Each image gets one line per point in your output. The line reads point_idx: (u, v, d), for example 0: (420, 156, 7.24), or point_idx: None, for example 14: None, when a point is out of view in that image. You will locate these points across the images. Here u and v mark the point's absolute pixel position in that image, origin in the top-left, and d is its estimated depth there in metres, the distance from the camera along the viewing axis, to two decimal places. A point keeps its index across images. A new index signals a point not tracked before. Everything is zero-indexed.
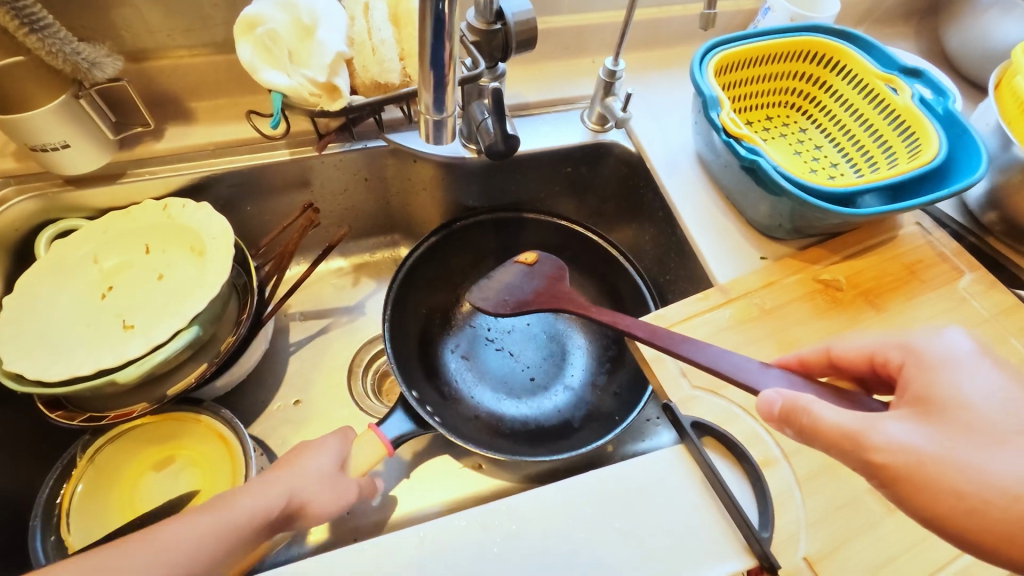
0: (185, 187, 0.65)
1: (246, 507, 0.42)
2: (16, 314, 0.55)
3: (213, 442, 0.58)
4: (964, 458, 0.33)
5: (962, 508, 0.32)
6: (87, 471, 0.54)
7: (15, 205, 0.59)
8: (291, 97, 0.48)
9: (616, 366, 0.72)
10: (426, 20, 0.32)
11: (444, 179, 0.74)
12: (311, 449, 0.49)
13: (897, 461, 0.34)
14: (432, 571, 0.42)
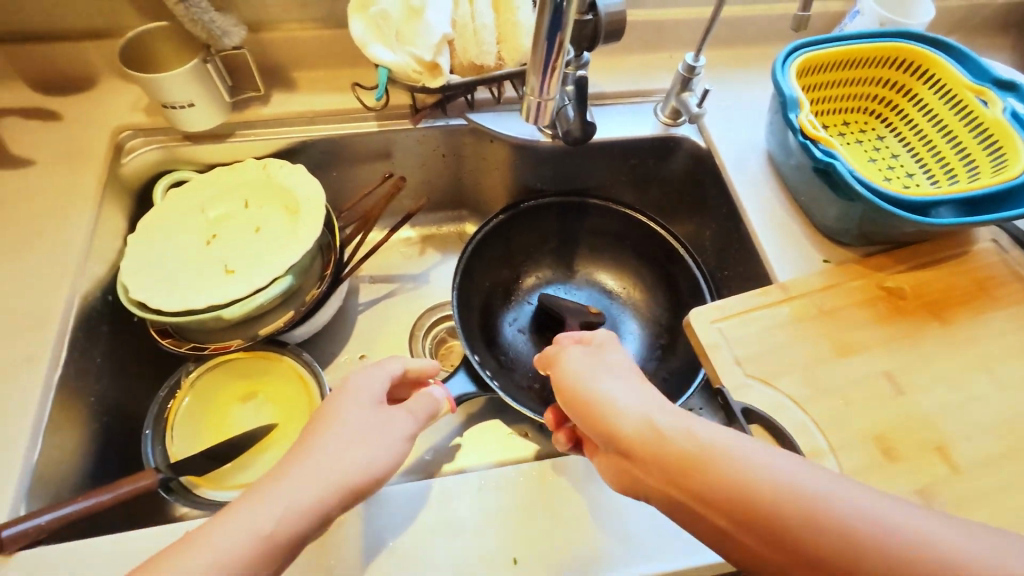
0: (283, 149, 0.71)
1: (304, 497, 0.37)
2: (138, 251, 0.62)
3: (291, 383, 0.64)
4: (631, 413, 0.39)
5: (643, 457, 0.37)
6: (185, 396, 0.61)
7: (141, 154, 0.66)
8: (395, 73, 0.53)
9: (667, 353, 0.76)
10: (545, 12, 0.35)
11: (515, 159, 0.77)
12: (354, 389, 0.46)
13: (605, 422, 0.40)
14: (489, 513, 0.46)
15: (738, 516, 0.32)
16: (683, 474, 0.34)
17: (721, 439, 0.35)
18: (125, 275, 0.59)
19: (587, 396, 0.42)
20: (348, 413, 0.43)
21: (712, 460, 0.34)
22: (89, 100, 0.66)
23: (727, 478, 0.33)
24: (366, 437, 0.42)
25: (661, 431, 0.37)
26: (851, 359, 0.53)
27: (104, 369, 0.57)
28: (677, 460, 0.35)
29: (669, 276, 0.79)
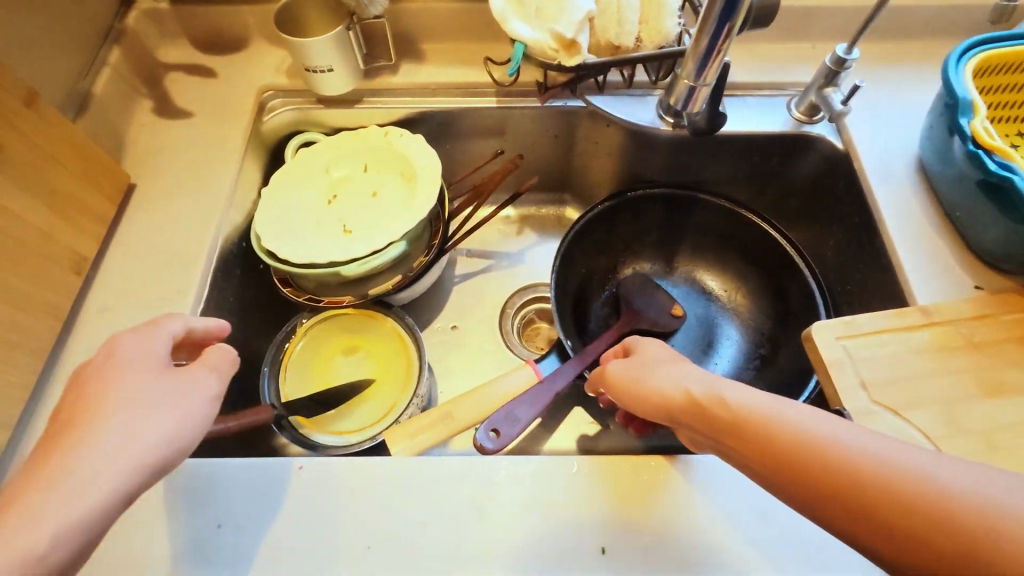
0: (405, 118, 0.73)
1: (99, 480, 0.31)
2: (270, 204, 0.67)
3: (390, 341, 0.68)
4: (659, 370, 0.42)
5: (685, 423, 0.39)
6: (297, 342, 0.66)
7: (280, 114, 0.70)
8: (531, 49, 0.52)
9: (766, 365, 0.72)
10: (718, 4, 0.40)
11: (628, 146, 0.75)
12: (128, 343, 0.38)
13: (632, 380, 0.44)
14: (582, 498, 0.46)
15: (745, 449, 0.34)
16: (701, 414, 0.37)
17: (734, 386, 0.37)
18: (259, 225, 0.64)
19: (630, 385, 0.44)
20: (122, 390, 0.35)
21: (725, 401, 0.36)
22: (240, 60, 0.71)
23: (733, 411, 0.35)
24: (143, 429, 0.34)
25: (688, 381, 0.40)
26: (1001, 400, 0.47)
27: (235, 309, 0.62)
28: (692, 402, 0.38)
29: (779, 284, 0.74)
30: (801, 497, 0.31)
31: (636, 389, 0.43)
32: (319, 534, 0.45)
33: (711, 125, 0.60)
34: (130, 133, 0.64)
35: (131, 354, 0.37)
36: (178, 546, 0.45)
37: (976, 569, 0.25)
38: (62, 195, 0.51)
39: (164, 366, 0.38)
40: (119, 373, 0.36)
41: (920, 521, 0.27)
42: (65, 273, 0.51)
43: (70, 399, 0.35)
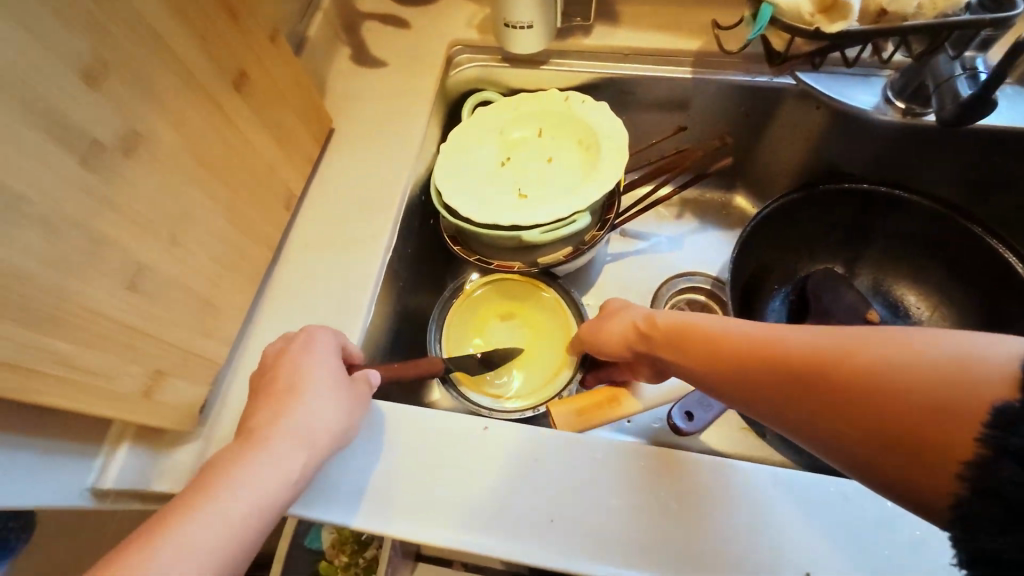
0: (587, 84, 0.70)
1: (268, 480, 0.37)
2: (447, 159, 0.65)
3: (549, 315, 0.66)
4: (659, 314, 0.47)
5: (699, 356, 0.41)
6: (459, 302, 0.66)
7: (465, 71, 0.70)
8: (783, 12, 0.47)
9: None
10: None
11: (833, 133, 0.67)
12: (313, 350, 0.44)
13: (636, 328, 0.49)
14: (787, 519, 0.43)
15: (748, 372, 0.36)
16: (710, 347, 0.40)
17: (721, 322, 0.40)
18: (438, 181, 0.64)
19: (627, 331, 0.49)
20: (317, 400, 0.41)
21: (728, 336, 0.39)
22: (432, 14, 0.71)
23: (741, 339, 0.38)
24: (315, 434, 0.40)
25: (670, 321, 0.45)
26: None
27: (410, 260, 0.62)
28: (698, 339, 0.41)
29: (993, 308, 0.65)
30: (800, 406, 0.33)
31: (643, 335, 0.48)
32: (486, 496, 0.45)
33: (959, 118, 0.50)
34: (330, 79, 0.67)
35: (319, 355, 0.44)
36: (350, 484, 0.46)
37: (950, 442, 0.26)
38: (284, 132, 0.54)
39: (339, 377, 0.43)
40: (300, 398, 0.41)
41: (879, 396, 0.29)
42: (279, 207, 0.54)
43: (253, 415, 0.40)
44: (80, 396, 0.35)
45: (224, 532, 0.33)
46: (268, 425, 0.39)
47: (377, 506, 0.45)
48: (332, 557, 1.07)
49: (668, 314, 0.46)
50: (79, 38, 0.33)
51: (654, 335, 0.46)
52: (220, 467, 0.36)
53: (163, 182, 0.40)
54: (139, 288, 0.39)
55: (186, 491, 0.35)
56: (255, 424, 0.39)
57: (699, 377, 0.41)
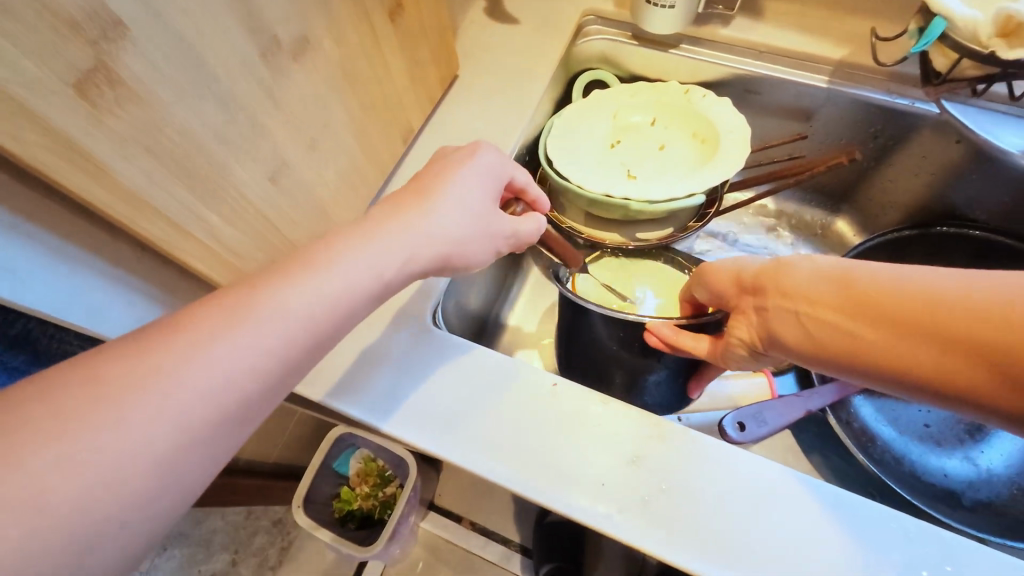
0: (711, 75, 0.68)
1: (355, 286, 0.33)
2: (560, 125, 0.65)
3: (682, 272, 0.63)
4: (793, 257, 0.42)
5: (845, 309, 0.36)
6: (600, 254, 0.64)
7: (592, 42, 0.70)
8: (955, 30, 0.44)
9: None
10: None
11: (963, 171, 0.62)
12: (466, 165, 0.41)
13: (759, 271, 0.44)
14: (824, 537, 0.41)
15: (919, 328, 0.32)
16: (865, 297, 0.35)
17: (886, 273, 0.36)
18: (548, 142, 0.64)
19: (746, 274, 0.45)
20: (448, 210, 0.39)
21: (892, 286, 0.34)
22: None
23: (923, 292, 0.33)
24: (443, 239, 0.38)
25: (816, 270, 0.39)
26: None
27: None
28: (846, 286, 0.37)
29: None
30: (989, 367, 0.30)
31: (767, 277, 0.43)
32: (527, 434, 0.46)
33: None
34: (464, 28, 0.69)
35: (471, 169, 0.41)
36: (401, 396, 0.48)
37: None
38: (418, 67, 0.56)
39: (486, 206, 0.41)
40: (449, 189, 0.39)
41: None
42: (398, 138, 0.56)
43: (383, 207, 0.38)
44: (212, 264, 0.39)
45: (311, 316, 0.31)
46: (386, 223, 0.36)
47: (418, 422, 0.47)
48: (354, 484, 1.14)
49: (814, 261, 0.40)
50: None
51: (780, 279, 0.41)
52: (322, 248, 0.33)
53: (315, 88, 0.43)
54: (277, 181, 0.42)
55: (288, 259, 0.33)
56: (372, 216, 0.36)
57: (839, 334, 0.37)
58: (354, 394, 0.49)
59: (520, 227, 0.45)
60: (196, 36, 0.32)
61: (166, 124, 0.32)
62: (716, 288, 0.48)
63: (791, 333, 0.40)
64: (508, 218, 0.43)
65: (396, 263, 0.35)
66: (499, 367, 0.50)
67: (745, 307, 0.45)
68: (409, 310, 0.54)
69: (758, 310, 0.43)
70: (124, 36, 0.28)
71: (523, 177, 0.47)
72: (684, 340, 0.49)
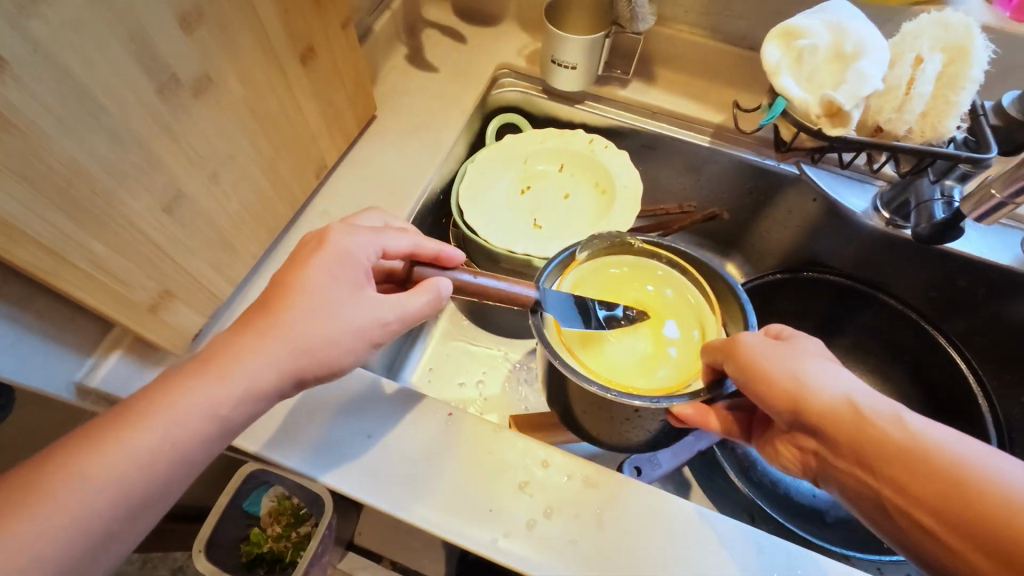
0: (612, 131, 0.75)
1: (215, 404, 0.35)
2: (474, 171, 0.70)
3: (703, 302, 0.50)
4: (886, 416, 0.34)
5: (938, 518, 0.31)
6: (598, 249, 0.54)
7: (506, 93, 0.76)
8: (792, 107, 0.53)
9: None
10: None
11: (822, 225, 0.72)
12: (338, 255, 0.40)
13: (834, 418, 0.36)
14: (698, 551, 0.45)
15: None
16: (993, 522, 0.29)
17: (1002, 495, 0.30)
18: (461, 188, 0.69)
19: (813, 400, 0.37)
20: (312, 315, 0.38)
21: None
22: (489, 37, 0.77)
23: None
24: (312, 344, 0.37)
25: (918, 456, 0.32)
26: None
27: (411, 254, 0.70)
28: (956, 495, 0.31)
29: (944, 418, 0.69)
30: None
31: (842, 430, 0.35)
32: (442, 477, 0.48)
33: (931, 238, 0.58)
34: (384, 73, 0.73)
35: (328, 265, 0.39)
36: (323, 439, 0.49)
37: None
38: (332, 108, 0.58)
39: (346, 299, 0.39)
40: (308, 296, 0.38)
41: None
42: (310, 173, 0.58)
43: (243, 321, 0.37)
44: (97, 293, 0.39)
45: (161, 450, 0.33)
46: (246, 340, 0.36)
47: (337, 464, 0.48)
48: (266, 525, 1.08)
49: (913, 432, 0.33)
50: None
51: (881, 448, 0.34)
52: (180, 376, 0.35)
53: (218, 127, 0.44)
54: (173, 212, 0.42)
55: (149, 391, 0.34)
56: (233, 333, 0.37)
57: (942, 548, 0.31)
58: (271, 435, 0.49)
59: (400, 306, 0.41)
60: (86, 72, 0.33)
61: (48, 153, 0.32)
62: (762, 406, 0.39)
63: (857, 498, 0.36)
64: (386, 302, 0.40)
65: (256, 378, 0.36)
66: (421, 411, 0.51)
67: (809, 447, 0.39)
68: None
69: (835, 469, 0.37)
70: (2, 71, 0.29)
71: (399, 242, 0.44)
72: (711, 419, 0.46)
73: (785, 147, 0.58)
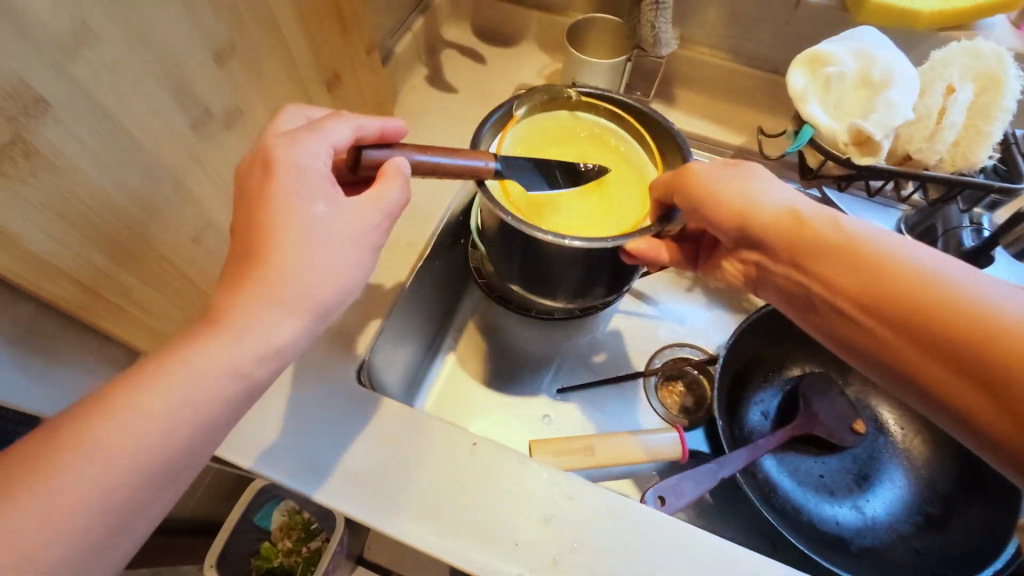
0: None
1: (207, 390, 0.31)
2: None
3: (647, 159, 0.57)
4: (823, 216, 0.41)
5: (832, 275, 0.39)
6: (535, 107, 0.58)
7: None
8: (818, 134, 0.52)
9: (930, 527, 0.65)
10: None
11: None
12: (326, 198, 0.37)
13: (778, 222, 0.43)
14: None
15: (949, 355, 0.33)
16: (923, 311, 0.34)
17: (905, 259, 0.36)
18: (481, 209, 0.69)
19: (778, 223, 0.43)
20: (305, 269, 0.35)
21: (1001, 317, 0.32)
22: (508, 59, 0.77)
23: (910, 285, 0.35)
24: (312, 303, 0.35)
25: (827, 233, 0.40)
26: None
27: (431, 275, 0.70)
28: (875, 276, 0.37)
29: None
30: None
31: (788, 238, 0.42)
32: (463, 507, 0.47)
33: None
34: (404, 95, 0.73)
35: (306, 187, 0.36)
36: (340, 466, 0.48)
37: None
38: None
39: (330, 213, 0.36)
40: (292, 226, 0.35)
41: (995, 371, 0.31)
42: None
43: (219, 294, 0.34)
44: (128, 325, 0.39)
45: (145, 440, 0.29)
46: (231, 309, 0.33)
47: (353, 490, 0.47)
48: (277, 540, 1.06)
49: (843, 227, 0.40)
50: (219, 21, 0.37)
51: (866, 270, 0.37)
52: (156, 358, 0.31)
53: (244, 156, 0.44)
54: (202, 243, 0.42)
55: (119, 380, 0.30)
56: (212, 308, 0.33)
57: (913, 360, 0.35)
58: (287, 459, 0.48)
59: (383, 203, 0.38)
60: (124, 111, 0.33)
61: (86, 194, 0.32)
62: (684, 202, 0.47)
63: (783, 283, 0.44)
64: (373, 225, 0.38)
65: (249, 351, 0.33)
66: (440, 438, 0.50)
67: (756, 260, 0.46)
68: (325, 354, 0.55)
69: (823, 306, 0.41)
70: (45, 112, 0.29)
71: (340, 130, 0.40)
72: (662, 254, 0.52)
73: (812, 174, 0.58)
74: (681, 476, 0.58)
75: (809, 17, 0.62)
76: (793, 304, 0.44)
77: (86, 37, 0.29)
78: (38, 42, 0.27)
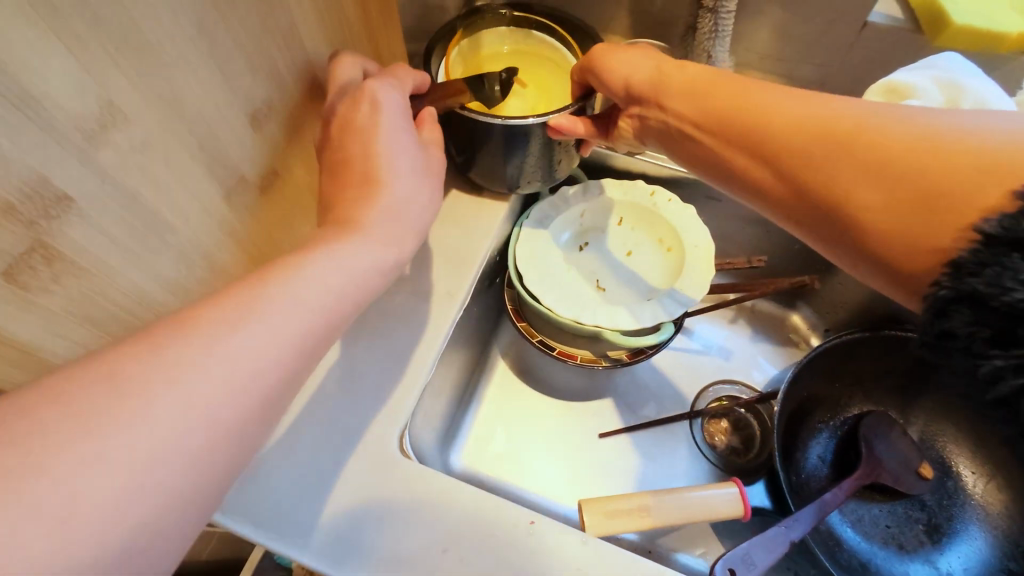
0: (674, 180, 0.71)
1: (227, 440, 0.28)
2: (532, 235, 0.66)
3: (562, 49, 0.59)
4: (676, 64, 0.50)
5: (709, 119, 0.46)
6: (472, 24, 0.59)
7: None
8: None
9: None
10: None
11: None
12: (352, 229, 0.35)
13: (650, 77, 0.50)
14: None
15: (820, 167, 0.39)
16: (782, 129, 0.41)
17: (771, 99, 0.43)
18: (519, 248, 0.65)
19: (646, 73, 0.50)
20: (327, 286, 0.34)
21: (875, 127, 0.37)
22: None
23: (765, 114, 0.43)
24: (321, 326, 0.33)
25: (695, 81, 0.48)
26: None
27: (466, 318, 0.67)
28: (736, 106, 0.45)
29: None
30: (936, 218, 0.34)
31: (655, 84, 0.50)
32: None
33: None
34: None
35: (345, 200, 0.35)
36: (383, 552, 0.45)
37: (908, 228, 0.35)
38: None
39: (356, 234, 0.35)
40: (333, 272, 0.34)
41: (893, 180, 0.35)
42: None
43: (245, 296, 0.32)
44: None
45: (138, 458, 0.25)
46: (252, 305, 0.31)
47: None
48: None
49: (686, 66, 0.49)
50: (255, 81, 0.33)
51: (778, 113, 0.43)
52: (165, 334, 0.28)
53: (278, 217, 0.40)
54: None
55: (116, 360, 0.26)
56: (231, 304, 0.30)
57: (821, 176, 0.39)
58: (330, 542, 0.45)
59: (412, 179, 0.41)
60: (157, 194, 0.29)
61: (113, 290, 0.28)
62: (605, 78, 0.52)
63: (657, 129, 0.51)
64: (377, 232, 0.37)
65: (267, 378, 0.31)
66: (492, 518, 0.46)
67: (638, 112, 0.52)
68: (362, 415, 0.51)
69: (686, 134, 0.48)
70: (69, 210, 0.25)
71: (349, 73, 0.41)
72: (580, 126, 0.53)
73: None
74: (747, 544, 0.53)
75: (876, 39, 0.57)
76: (665, 142, 0.51)
77: (114, 120, 0.25)
78: (62, 133, 0.23)
